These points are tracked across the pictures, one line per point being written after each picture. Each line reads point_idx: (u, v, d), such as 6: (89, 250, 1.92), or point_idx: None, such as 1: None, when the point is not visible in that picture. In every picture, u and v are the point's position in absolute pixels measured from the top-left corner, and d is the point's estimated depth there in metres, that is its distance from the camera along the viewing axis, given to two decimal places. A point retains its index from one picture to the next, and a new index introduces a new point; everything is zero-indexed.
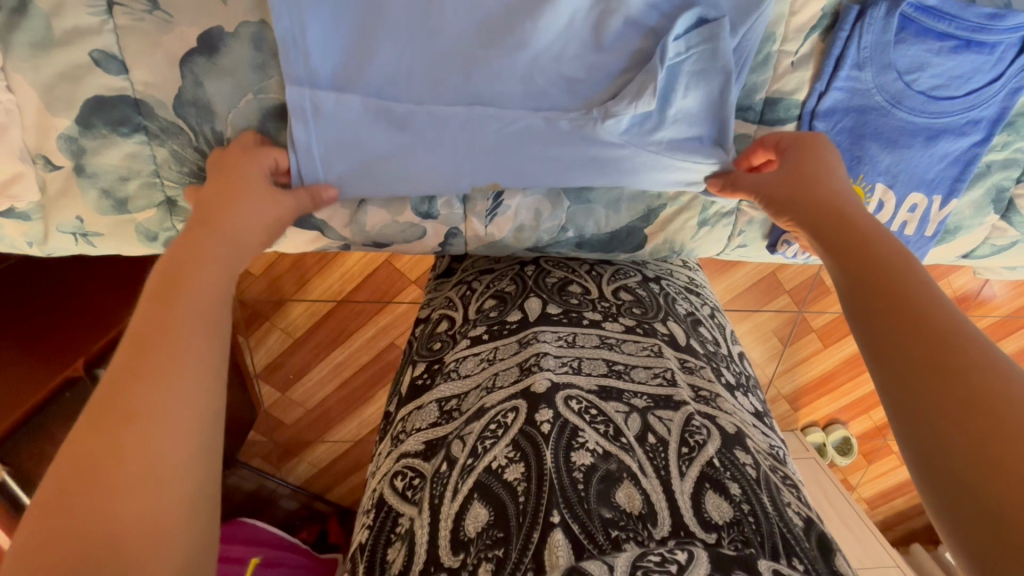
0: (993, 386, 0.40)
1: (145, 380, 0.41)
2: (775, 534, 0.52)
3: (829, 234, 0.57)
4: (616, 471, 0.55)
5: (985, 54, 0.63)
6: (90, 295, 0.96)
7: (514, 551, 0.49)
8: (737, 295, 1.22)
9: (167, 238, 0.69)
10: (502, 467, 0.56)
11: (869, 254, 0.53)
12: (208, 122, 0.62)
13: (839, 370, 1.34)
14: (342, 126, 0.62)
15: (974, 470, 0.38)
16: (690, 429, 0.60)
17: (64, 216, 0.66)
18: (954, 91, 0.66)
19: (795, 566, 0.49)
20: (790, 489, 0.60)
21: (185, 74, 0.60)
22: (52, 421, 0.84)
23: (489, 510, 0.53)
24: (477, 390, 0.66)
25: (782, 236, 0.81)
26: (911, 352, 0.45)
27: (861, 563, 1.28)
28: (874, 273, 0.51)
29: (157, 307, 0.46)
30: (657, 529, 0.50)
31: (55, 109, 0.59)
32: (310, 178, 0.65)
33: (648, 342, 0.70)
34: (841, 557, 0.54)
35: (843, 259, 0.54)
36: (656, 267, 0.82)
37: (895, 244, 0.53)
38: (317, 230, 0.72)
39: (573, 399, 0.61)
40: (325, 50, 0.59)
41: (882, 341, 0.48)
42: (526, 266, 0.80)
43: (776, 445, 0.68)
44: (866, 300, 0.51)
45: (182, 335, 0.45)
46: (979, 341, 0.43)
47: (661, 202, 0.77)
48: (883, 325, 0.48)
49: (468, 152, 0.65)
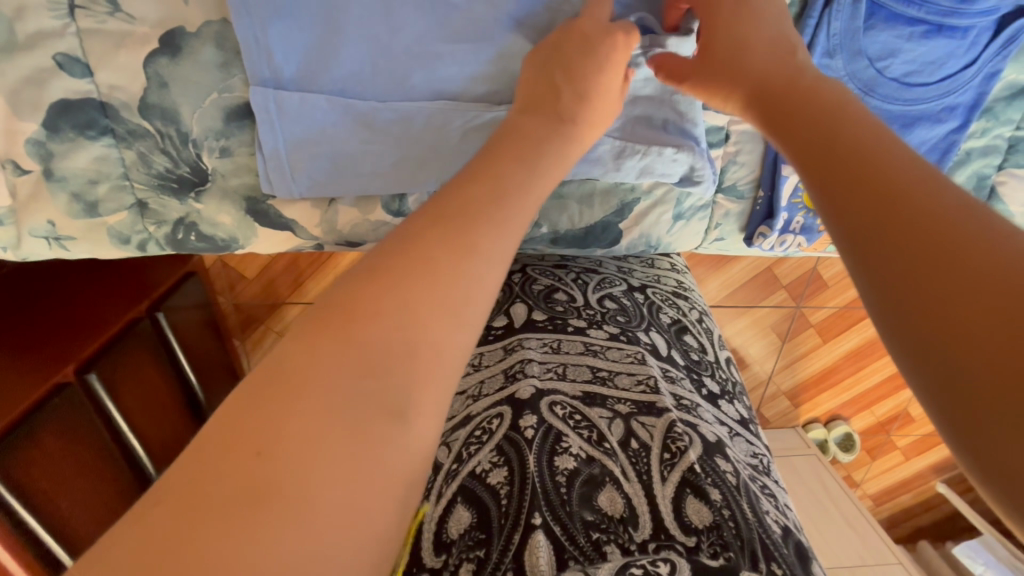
0: (981, 270, 0.35)
1: (387, 306, 0.36)
2: (755, 540, 0.52)
3: (793, 123, 0.52)
4: (599, 475, 0.54)
5: (958, 38, 0.62)
6: (72, 300, 0.92)
7: (496, 551, 0.50)
8: (734, 290, 1.20)
9: (141, 241, 0.70)
10: (485, 471, 0.55)
11: (835, 132, 0.48)
12: (175, 123, 0.63)
13: (840, 365, 1.32)
14: (308, 122, 0.62)
15: (969, 346, 0.33)
16: (673, 436, 0.58)
17: (35, 220, 0.65)
18: (928, 77, 0.65)
19: (773, 571, 0.50)
20: (768, 497, 0.61)
21: (150, 76, 0.60)
22: (45, 428, 0.80)
23: (471, 513, 0.53)
24: (463, 398, 0.65)
25: (758, 228, 0.80)
26: (893, 238, 0.40)
27: (864, 560, 1.25)
28: (848, 158, 0.45)
29: (421, 231, 0.40)
30: (638, 532, 0.51)
31: (21, 113, 0.59)
32: (277, 177, 0.65)
33: (632, 350, 0.68)
34: (815, 564, 0.56)
35: (812, 137, 0.49)
36: (642, 275, 0.82)
37: (870, 120, 0.48)
38: (288, 231, 0.72)
39: (558, 405, 0.59)
40: (288, 48, 0.59)
41: (856, 231, 0.42)
42: (513, 275, 0.78)
43: (760, 454, 0.68)
44: (836, 186, 0.45)
45: (448, 270, 0.38)
46: (973, 218, 0.38)
47: (635, 196, 0.76)
48: (857, 210, 0.43)
49: (434, 151, 0.65)
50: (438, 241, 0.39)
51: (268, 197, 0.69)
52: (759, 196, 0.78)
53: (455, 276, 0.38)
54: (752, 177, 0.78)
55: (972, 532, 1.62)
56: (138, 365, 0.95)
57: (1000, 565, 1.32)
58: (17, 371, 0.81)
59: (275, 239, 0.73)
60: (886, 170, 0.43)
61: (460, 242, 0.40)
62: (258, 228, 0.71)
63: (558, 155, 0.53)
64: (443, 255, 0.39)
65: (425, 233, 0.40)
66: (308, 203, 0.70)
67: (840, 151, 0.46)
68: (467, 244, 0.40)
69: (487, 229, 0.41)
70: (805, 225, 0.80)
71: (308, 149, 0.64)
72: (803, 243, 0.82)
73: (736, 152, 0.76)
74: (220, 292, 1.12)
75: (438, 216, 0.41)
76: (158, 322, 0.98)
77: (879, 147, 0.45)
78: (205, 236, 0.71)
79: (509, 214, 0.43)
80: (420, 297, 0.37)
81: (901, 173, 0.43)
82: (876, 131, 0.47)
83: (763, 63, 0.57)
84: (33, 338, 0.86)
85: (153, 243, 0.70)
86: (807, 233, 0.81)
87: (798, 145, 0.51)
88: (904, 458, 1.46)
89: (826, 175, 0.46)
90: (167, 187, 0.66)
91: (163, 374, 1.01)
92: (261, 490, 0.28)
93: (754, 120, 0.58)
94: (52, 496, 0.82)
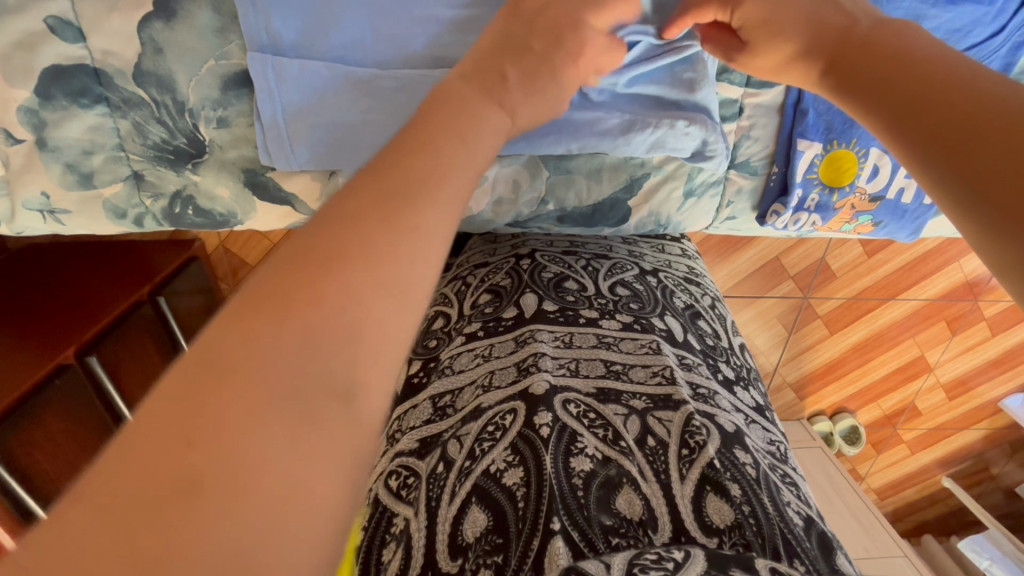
0: None
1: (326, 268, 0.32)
2: (776, 536, 0.50)
3: (866, 60, 0.47)
4: (615, 477, 0.52)
5: (984, 4, 0.61)
6: (75, 279, 0.91)
7: (514, 558, 0.47)
8: (741, 281, 1.18)
9: (137, 215, 0.68)
10: (500, 471, 0.54)
11: (919, 68, 0.43)
12: (170, 92, 0.61)
13: (848, 357, 1.29)
14: (307, 87, 0.60)
15: None
16: (691, 430, 0.56)
17: (29, 191, 0.63)
18: (955, 45, 0.62)
19: (796, 567, 0.48)
20: (790, 487, 0.58)
21: (144, 41, 0.58)
22: (45, 410, 0.80)
23: (487, 514, 0.51)
24: (472, 388, 0.63)
25: (771, 206, 0.78)
26: (964, 187, 0.37)
27: (867, 552, 1.24)
28: (913, 97, 0.42)
29: (349, 207, 0.35)
30: (657, 535, 0.49)
31: (12, 80, 0.58)
32: (276, 149, 0.63)
33: (646, 339, 0.66)
34: (840, 557, 0.53)
35: (891, 75, 0.45)
36: (654, 258, 0.79)
37: (944, 52, 0.43)
38: (288, 205, 0.70)
39: (572, 403, 0.58)
40: (285, 11, 0.57)
41: (953, 178, 0.38)
42: (522, 260, 0.75)
43: (777, 441, 0.65)
44: (910, 137, 0.42)
45: (387, 247, 0.34)
46: None
47: (644, 171, 0.74)
48: (938, 155, 0.39)
49: (398, 115, 0.61)
50: (375, 224, 0.35)
51: (267, 168, 0.67)
52: (772, 172, 0.76)
53: (392, 261, 0.34)
54: (766, 152, 0.75)
55: (979, 527, 1.60)
56: (139, 344, 0.93)
57: (1008, 561, 1.30)
58: (24, 354, 0.81)
59: (277, 215, 0.71)
60: (952, 104, 0.40)
61: (394, 215, 0.35)
62: (257, 203, 0.69)
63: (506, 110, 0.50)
64: (380, 239, 0.34)
65: (357, 199, 0.36)
66: (308, 176, 0.68)
67: (912, 88, 0.43)
68: (409, 224, 0.35)
69: (426, 196, 0.37)
70: (819, 203, 0.77)
71: (307, 118, 0.62)
72: (816, 222, 0.80)
73: (750, 127, 0.74)
74: (222, 278, 1.04)
75: (379, 168, 0.38)
76: (160, 307, 0.95)
77: (939, 80, 0.41)
78: (202, 211, 0.69)
79: (449, 189, 0.39)
80: (358, 282, 0.32)
81: (973, 101, 0.39)
82: (931, 62, 0.43)
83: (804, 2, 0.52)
84: (34, 320, 0.85)
85: (150, 218, 0.69)
86: (822, 211, 0.78)
87: (869, 109, 0.46)
88: (911, 452, 1.44)
89: (904, 140, 0.42)
90: (163, 159, 0.65)
91: (163, 357, 0.99)
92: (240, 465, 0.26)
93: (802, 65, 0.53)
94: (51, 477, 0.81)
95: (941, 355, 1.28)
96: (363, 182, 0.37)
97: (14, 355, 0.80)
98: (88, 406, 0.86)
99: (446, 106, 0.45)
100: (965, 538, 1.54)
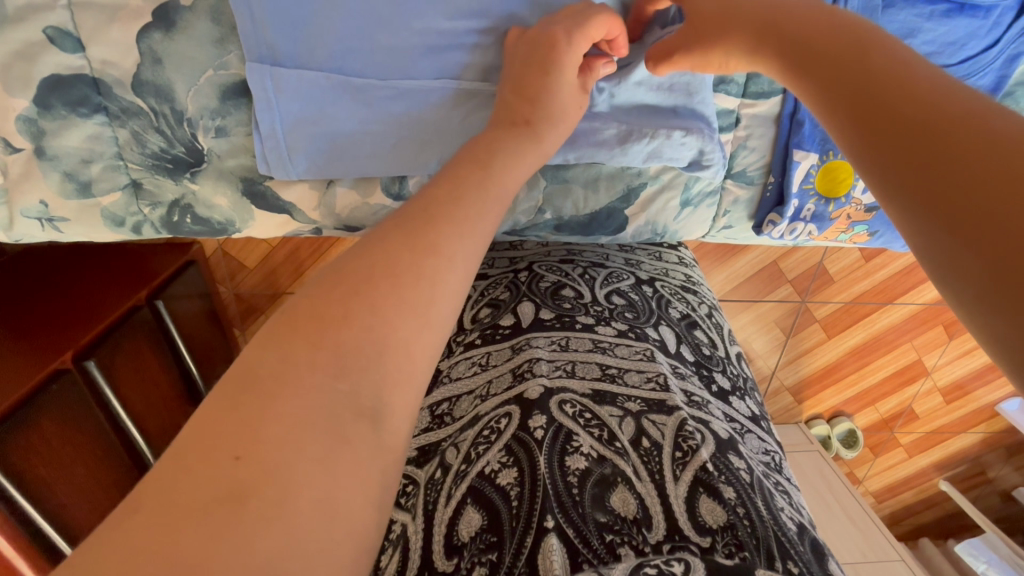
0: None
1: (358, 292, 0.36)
2: (770, 538, 0.50)
3: (833, 61, 0.45)
4: (610, 475, 0.52)
5: (979, 17, 0.61)
6: (71, 285, 0.91)
7: (508, 555, 0.47)
8: (738, 285, 1.18)
9: (135, 223, 0.68)
10: (495, 472, 0.53)
11: (882, 74, 0.41)
12: (169, 102, 0.61)
13: (845, 361, 1.30)
14: (306, 100, 0.60)
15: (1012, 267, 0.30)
16: (684, 434, 0.57)
17: (28, 200, 0.63)
18: (949, 58, 0.63)
19: (790, 570, 0.48)
20: (783, 494, 0.59)
21: (143, 51, 0.59)
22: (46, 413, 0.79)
23: (482, 514, 0.51)
24: (471, 397, 0.63)
25: (768, 216, 0.78)
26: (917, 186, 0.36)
27: (863, 556, 1.24)
28: (880, 100, 0.40)
29: (378, 239, 0.39)
30: (652, 533, 0.49)
31: (11, 90, 0.58)
32: (275, 159, 0.63)
33: (640, 347, 0.66)
34: (831, 562, 0.54)
35: (860, 77, 0.43)
36: (651, 267, 0.80)
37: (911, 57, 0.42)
38: (287, 214, 0.70)
39: (567, 403, 0.58)
40: (283, 24, 0.57)
41: (905, 177, 0.37)
42: (519, 273, 0.75)
43: (772, 450, 0.65)
44: (876, 157, 0.40)
45: (409, 272, 0.37)
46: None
47: (642, 181, 0.75)
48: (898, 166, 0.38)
49: (393, 126, 0.63)
50: (397, 244, 0.38)
51: (266, 178, 0.67)
52: (770, 181, 0.77)
53: (391, 269, 0.37)
54: (763, 162, 0.76)
55: (977, 530, 1.60)
56: (137, 350, 0.93)
57: (1004, 563, 1.30)
58: (19, 357, 0.80)
59: (275, 223, 0.71)
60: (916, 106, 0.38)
61: (420, 243, 0.39)
62: (255, 211, 0.69)
63: (516, 150, 0.53)
64: (398, 252, 0.38)
65: (382, 231, 0.40)
66: (307, 185, 0.68)
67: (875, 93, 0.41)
68: (427, 245, 0.39)
69: (446, 229, 0.40)
70: (816, 212, 0.78)
71: (306, 128, 0.62)
72: (814, 231, 0.80)
73: (747, 137, 0.74)
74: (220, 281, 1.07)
75: (398, 221, 0.41)
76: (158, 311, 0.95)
77: (909, 93, 0.39)
78: (201, 219, 0.69)
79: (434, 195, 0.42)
80: (381, 295, 0.36)
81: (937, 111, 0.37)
82: (898, 66, 0.41)
83: (772, 21, 0.52)
84: (32, 324, 0.84)
85: (148, 226, 0.69)
86: (818, 221, 0.79)
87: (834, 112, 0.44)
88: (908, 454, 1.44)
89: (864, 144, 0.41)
90: (161, 167, 0.65)
91: (163, 364, 0.99)
92: (236, 483, 0.27)
93: (770, 62, 0.52)
94: (51, 481, 0.81)
95: (938, 359, 1.28)
96: (399, 217, 0.41)
97: (11, 357, 0.80)
98: (89, 409, 0.86)
99: (473, 156, 0.49)
100: (963, 540, 1.55)
